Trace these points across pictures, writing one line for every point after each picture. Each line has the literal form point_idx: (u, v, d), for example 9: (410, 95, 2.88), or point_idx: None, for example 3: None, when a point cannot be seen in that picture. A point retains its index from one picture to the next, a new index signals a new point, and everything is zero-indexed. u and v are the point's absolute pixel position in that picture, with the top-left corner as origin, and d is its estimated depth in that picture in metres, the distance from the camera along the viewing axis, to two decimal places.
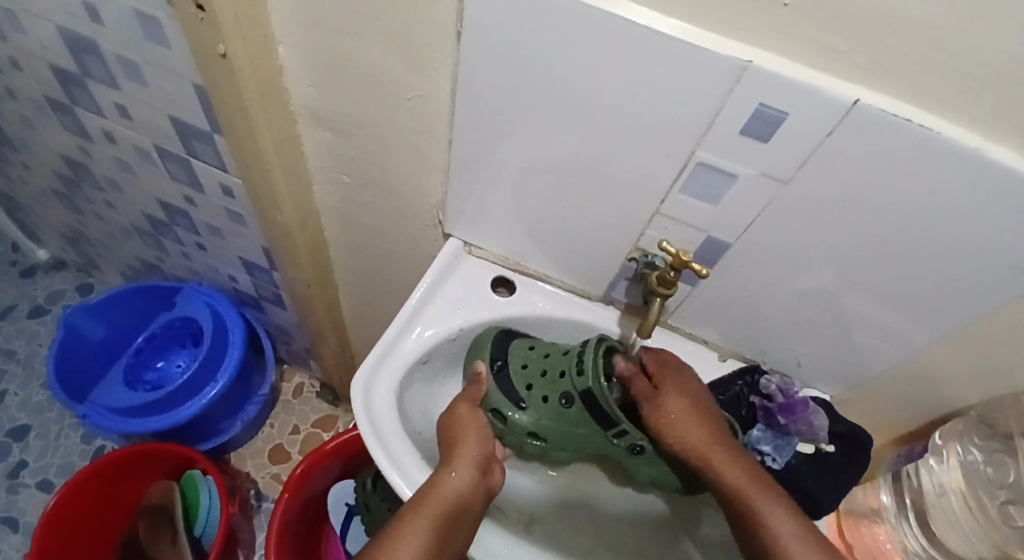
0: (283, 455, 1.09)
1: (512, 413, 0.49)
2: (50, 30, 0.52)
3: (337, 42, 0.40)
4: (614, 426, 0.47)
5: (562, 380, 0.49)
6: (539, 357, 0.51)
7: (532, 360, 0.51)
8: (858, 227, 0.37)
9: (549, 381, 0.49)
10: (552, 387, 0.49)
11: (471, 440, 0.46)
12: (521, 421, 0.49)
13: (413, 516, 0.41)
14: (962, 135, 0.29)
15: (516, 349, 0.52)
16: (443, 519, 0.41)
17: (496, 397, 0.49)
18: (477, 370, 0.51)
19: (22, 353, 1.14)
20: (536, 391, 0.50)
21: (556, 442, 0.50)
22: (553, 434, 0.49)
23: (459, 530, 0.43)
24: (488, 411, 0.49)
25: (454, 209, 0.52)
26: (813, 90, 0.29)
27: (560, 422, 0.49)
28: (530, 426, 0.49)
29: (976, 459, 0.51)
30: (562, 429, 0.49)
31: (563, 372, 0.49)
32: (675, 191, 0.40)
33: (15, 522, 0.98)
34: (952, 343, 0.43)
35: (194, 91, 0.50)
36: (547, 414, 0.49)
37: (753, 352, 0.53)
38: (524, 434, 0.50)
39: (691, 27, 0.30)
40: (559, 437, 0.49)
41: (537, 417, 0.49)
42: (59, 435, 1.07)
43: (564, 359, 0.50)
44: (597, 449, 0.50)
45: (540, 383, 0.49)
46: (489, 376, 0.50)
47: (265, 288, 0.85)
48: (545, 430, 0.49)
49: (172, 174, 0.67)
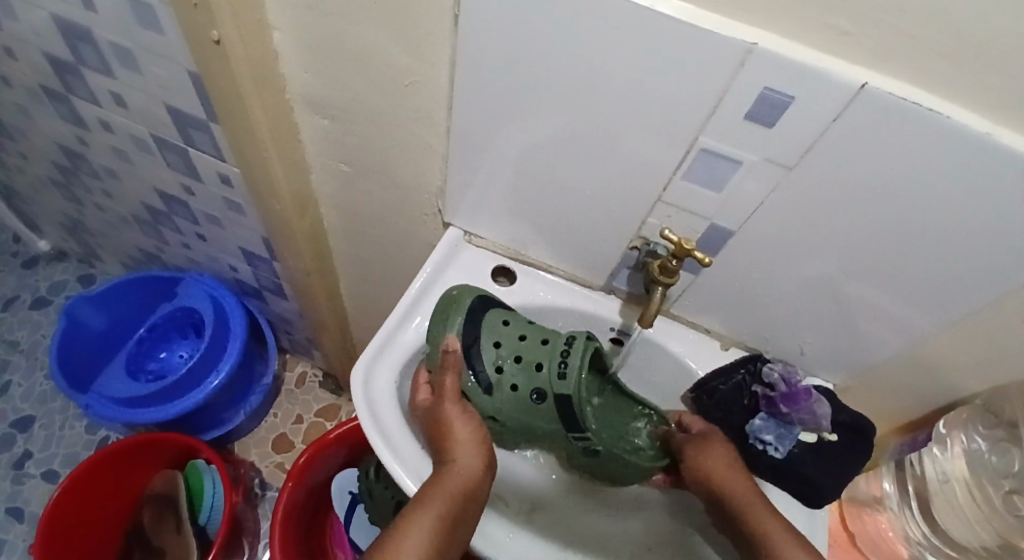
0: (286, 443, 1.09)
1: (478, 399, 0.48)
2: (42, 17, 0.52)
3: (332, 27, 0.40)
4: (580, 431, 0.48)
5: (539, 375, 0.47)
6: (515, 340, 0.48)
7: (505, 341, 0.48)
8: (864, 214, 0.36)
9: (524, 372, 0.48)
10: (526, 379, 0.48)
11: (464, 439, 0.45)
12: (484, 405, 0.48)
13: (416, 515, 0.41)
14: (972, 120, 0.28)
15: (491, 326, 0.48)
16: (446, 523, 0.41)
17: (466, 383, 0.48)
18: (447, 347, 0.46)
19: (25, 344, 1.15)
20: (506, 376, 0.48)
21: (513, 427, 0.50)
22: (513, 421, 0.49)
23: (461, 531, 0.42)
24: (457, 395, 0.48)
25: (454, 197, 0.52)
26: (821, 73, 0.29)
27: (525, 414, 0.48)
28: (492, 411, 0.48)
29: (980, 448, 0.51)
30: (523, 418, 0.49)
31: (541, 365, 0.47)
32: (677, 178, 0.39)
33: (22, 511, 1.00)
34: (957, 331, 0.42)
35: (188, 79, 0.49)
36: (514, 403, 0.48)
37: (755, 340, 0.53)
38: (483, 416, 0.49)
39: (692, 8, 0.29)
40: (519, 424, 0.49)
41: (502, 403, 0.48)
42: (64, 425, 1.07)
43: (543, 349, 0.48)
44: (550, 436, 0.51)
45: (512, 370, 0.48)
46: (458, 358, 0.46)
47: (266, 278, 0.85)
48: (506, 417, 0.49)
49: (170, 164, 0.67)
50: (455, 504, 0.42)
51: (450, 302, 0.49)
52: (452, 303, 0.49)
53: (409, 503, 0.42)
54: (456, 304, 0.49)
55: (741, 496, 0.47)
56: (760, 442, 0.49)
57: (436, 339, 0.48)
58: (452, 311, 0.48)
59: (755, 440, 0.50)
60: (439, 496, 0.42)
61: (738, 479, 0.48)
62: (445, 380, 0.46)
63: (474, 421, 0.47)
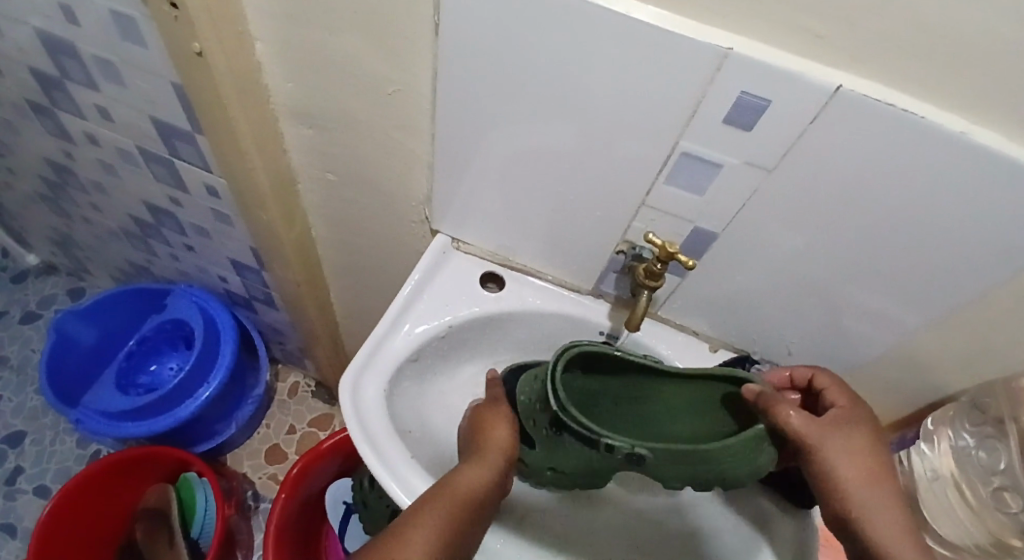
0: (279, 455, 1.08)
1: (525, 454, 0.46)
2: (27, 32, 0.51)
3: (313, 36, 0.40)
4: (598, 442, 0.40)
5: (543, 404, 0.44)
6: (529, 381, 0.47)
7: (527, 388, 0.47)
8: (843, 216, 0.36)
9: (534, 407, 0.44)
10: (539, 412, 0.44)
11: (496, 438, 0.45)
12: (537, 458, 0.46)
13: (431, 506, 0.41)
14: (946, 119, 0.29)
15: (524, 380, 0.48)
16: (459, 519, 0.41)
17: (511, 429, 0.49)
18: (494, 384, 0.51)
19: (15, 359, 1.14)
20: (533, 422, 0.45)
21: (577, 475, 0.44)
22: (570, 470, 0.44)
23: (471, 530, 0.42)
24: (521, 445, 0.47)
25: (441, 205, 0.52)
26: (796, 76, 0.29)
27: (562, 454, 0.43)
28: (548, 464, 0.45)
29: (967, 444, 0.52)
30: (568, 459, 0.43)
31: (539, 398, 0.44)
32: (660, 181, 0.39)
33: (13, 528, 0.98)
34: (942, 329, 0.42)
35: (172, 90, 0.49)
36: (551, 447, 0.44)
37: (743, 342, 0.53)
38: (546, 471, 0.45)
39: (669, 14, 0.29)
40: (576, 471, 0.44)
41: (546, 453, 0.45)
42: (55, 440, 1.06)
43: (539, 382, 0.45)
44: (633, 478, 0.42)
45: (533, 414, 0.45)
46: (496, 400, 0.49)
47: (255, 288, 0.85)
48: (561, 465, 0.44)
49: (157, 176, 0.66)
50: (462, 488, 0.42)
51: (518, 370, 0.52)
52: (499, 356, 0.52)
53: (424, 494, 0.42)
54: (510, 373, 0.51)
55: (858, 495, 0.41)
56: None
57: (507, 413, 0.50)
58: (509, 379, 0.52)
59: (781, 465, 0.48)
60: (451, 487, 0.42)
61: (861, 473, 0.41)
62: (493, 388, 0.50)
63: (511, 427, 0.46)
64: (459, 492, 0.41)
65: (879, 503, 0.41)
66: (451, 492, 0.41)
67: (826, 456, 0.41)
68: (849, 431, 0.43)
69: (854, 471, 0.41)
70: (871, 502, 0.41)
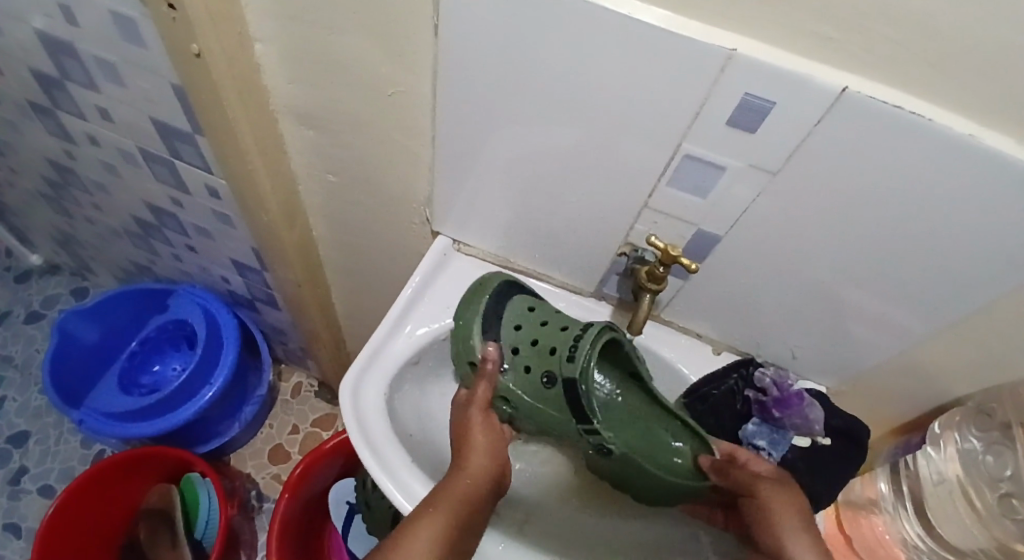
0: (282, 455, 1.09)
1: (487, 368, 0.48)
2: (26, 33, 0.51)
3: (316, 38, 0.39)
4: (589, 423, 0.45)
5: (552, 358, 0.47)
6: (536, 325, 0.49)
7: (526, 323, 0.50)
8: (848, 218, 0.36)
9: (534, 353, 0.48)
10: (539, 361, 0.47)
11: (479, 438, 0.46)
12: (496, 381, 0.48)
13: (421, 517, 0.40)
14: (955, 122, 0.28)
15: (515, 309, 0.51)
16: (452, 526, 0.40)
17: (462, 350, 0.50)
18: (484, 356, 0.48)
19: (20, 359, 1.14)
20: (520, 357, 0.48)
21: (522, 413, 0.49)
22: (524, 405, 0.48)
23: (467, 538, 0.41)
24: (466, 363, 0.50)
25: (443, 207, 0.52)
26: (803, 79, 0.28)
27: (532, 400, 0.48)
28: (503, 390, 0.48)
29: (974, 448, 0.51)
30: (534, 402, 0.48)
31: (554, 349, 0.47)
32: (663, 184, 0.39)
33: (17, 528, 0.99)
34: (951, 333, 0.42)
35: (173, 91, 0.49)
36: (526, 386, 0.48)
37: (748, 345, 0.53)
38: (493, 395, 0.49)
39: (672, 16, 0.29)
40: (527, 408, 0.48)
41: (514, 383, 0.48)
42: (58, 440, 1.07)
43: (561, 335, 0.47)
44: (567, 435, 0.48)
45: (527, 352, 0.48)
46: (495, 370, 0.48)
47: (257, 288, 0.85)
48: (517, 398, 0.48)
49: (159, 177, 0.66)
50: (451, 499, 0.41)
51: (482, 284, 0.53)
52: (478, 290, 0.52)
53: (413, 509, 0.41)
54: (485, 285, 0.52)
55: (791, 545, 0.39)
56: (754, 447, 0.48)
57: (461, 324, 0.51)
58: (476, 292, 0.52)
59: (748, 446, 0.49)
60: (442, 495, 0.41)
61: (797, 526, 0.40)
62: (479, 387, 0.48)
63: (494, 432, 0.47)
64: (449, 502, 0.41)
65: (802, 542, 0.39)
66: (439, 503, 0.41)
67: (758, 501, 0.42)
68: (784, 480, 0.43)
69: (782, 511, 0.41)
70: (792, 541, 0.39)
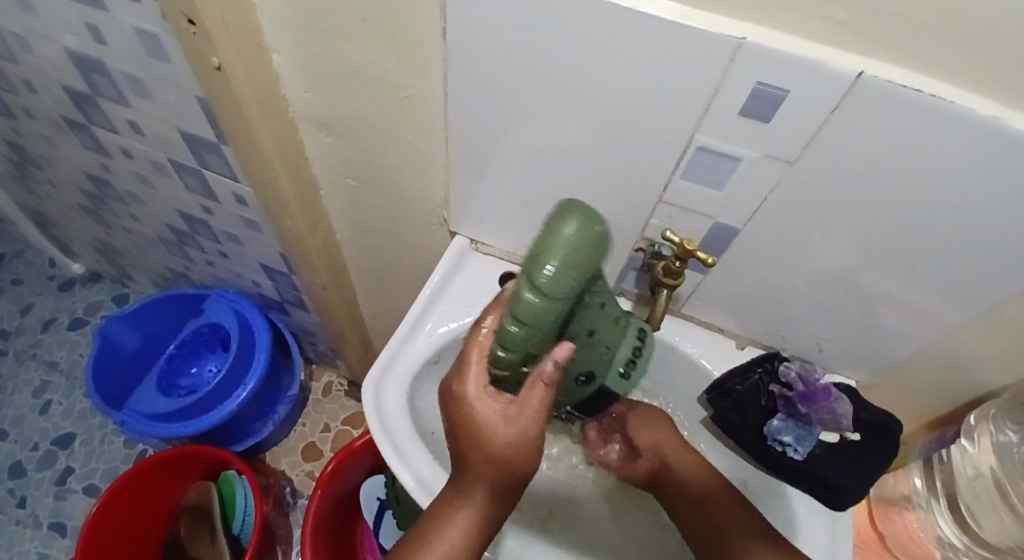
0: (314, 453, 1.11)
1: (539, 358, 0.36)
2: (59, 52, 0.54)
3: (328, 44, 0.40)
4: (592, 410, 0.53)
5: (600, 354, 0.44)
6: (598, 310, 0.41)
7: (593, 302, 0.40)
8: (868, 205, 0.35)
9: (587, 345, 0.43)
10: (585, 353, 0.43)
11: (511, 461, 0.36)
12: None
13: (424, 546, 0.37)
14: (976, 104, 0.27)
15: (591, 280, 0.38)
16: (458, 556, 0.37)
17: (529, 340, 0.32)
18: (551, 359, 0.32)
19: (64, 364, 1.20)
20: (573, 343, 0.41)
21: None
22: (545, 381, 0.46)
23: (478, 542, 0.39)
24: (517, 349, 0.32)
25: (460, 207, 0.52)
26: (818, 65, 0.27)
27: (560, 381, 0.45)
28: None
29: (1010, 440, 0.48)
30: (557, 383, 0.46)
31: (606, 346, 0.44)
32: (676, 176, 0.39)
33: (64, 526, 1.04)
34: (986, 322, 0.40)
35: (196, 102, 0.51)
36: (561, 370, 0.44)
37: (773, 338, 0.52)
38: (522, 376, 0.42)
39: (679, 6, 0.29)
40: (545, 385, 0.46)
41: None
42: (103, 441, 1.12)
43: (613, 328, 0.44)
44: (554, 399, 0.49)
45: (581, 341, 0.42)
46: (555, 378, 0.33)
47: (287, 291, 0.87)
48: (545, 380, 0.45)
49: (189, 186, 0.69)
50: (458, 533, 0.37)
51: (580, 220, 0.31)
52: (572, 229, 0.30)
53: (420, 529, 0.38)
54: (592, 240, 0.31)
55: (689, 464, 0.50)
56: (779, 443, 0.48)
57: (546, 313, 0.31)
58: (570, 249, 0.30)
59: (773, 442, 0.49)
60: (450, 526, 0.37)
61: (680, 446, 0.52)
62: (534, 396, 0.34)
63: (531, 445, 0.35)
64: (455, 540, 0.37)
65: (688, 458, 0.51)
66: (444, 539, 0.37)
67: (645, 421, 0.53)
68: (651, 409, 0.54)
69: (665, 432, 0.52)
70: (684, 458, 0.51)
